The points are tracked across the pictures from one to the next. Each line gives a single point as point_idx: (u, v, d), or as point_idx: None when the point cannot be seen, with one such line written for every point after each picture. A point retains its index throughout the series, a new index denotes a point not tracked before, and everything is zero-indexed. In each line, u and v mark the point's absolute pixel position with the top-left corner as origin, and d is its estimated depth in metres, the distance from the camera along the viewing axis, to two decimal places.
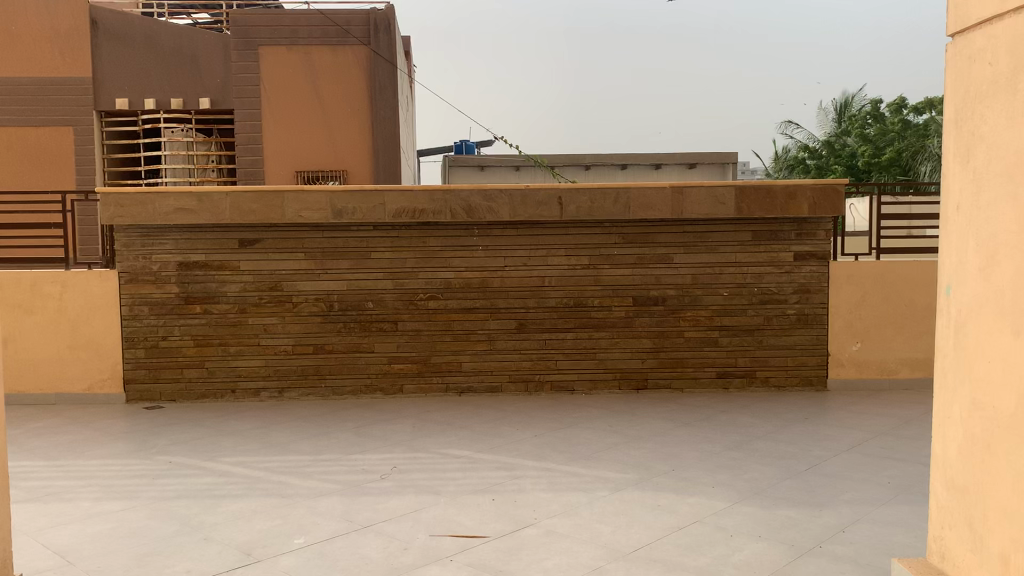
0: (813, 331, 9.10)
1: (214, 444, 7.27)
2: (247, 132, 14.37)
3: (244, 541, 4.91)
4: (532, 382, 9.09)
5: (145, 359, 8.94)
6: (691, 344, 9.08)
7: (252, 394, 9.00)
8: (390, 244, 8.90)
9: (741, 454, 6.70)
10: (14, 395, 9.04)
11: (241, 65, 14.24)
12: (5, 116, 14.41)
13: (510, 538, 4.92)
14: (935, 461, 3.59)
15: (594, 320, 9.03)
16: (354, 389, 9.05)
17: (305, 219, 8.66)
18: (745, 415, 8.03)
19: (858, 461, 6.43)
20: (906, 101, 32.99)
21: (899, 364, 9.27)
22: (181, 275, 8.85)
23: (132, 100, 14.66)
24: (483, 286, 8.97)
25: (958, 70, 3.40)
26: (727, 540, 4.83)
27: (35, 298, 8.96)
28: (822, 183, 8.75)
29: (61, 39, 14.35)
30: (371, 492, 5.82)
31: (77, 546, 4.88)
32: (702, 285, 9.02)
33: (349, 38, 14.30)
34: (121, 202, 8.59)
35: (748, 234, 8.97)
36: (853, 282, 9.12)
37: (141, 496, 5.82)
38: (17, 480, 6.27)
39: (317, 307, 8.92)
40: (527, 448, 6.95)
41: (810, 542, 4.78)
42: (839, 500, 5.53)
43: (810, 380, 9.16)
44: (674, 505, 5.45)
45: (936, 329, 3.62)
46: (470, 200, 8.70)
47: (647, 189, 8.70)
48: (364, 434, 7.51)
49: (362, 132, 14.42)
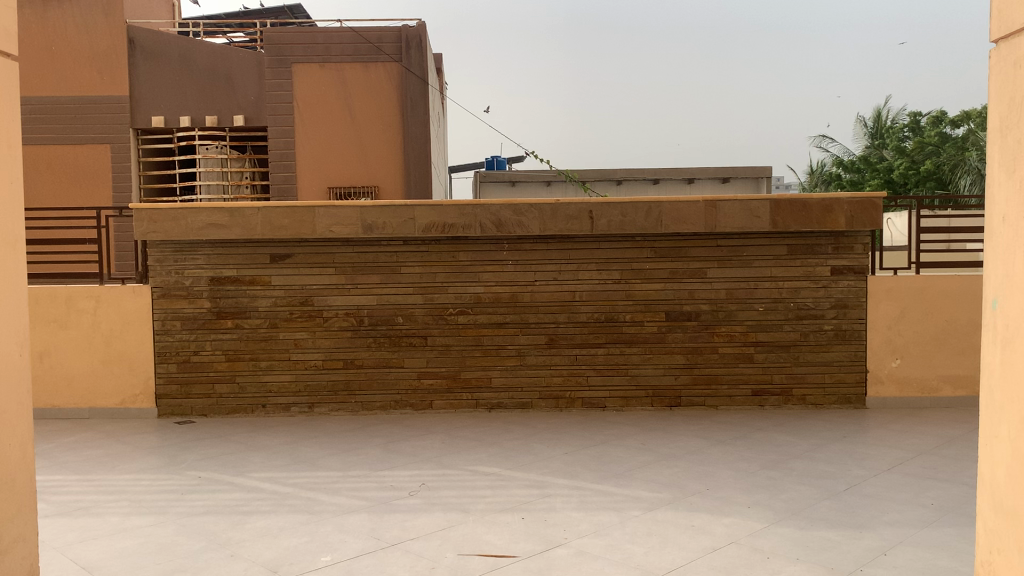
0: (851, 347, 8.89)
1: (244, 459, 7.25)
2: (279, 148, 14.44)
3: (271, 558, 4.86)
4: (562, 399, 8.98)
5: (177, 373, 8.98)
6: (725, 360, 8.92)
7: (283, 409, 8.99)
8: (420, 258, 8.88)
9: (777, 473, 6.53)
10: (49, 409, 9.12)
11: (275, 82, 14.33)
12: (44, 134, 14.65)
13: (540, 558, 4.82)
14: (982, 481, 3.43)
15: (626, 336, 8.91)
16: (384, 405, 9.01)
17: (335, 234, 8.65)
18: (780, 433, 7.84)
19: (900, 481, 6.24)
20: (944, 113, 32.48)
21: (941, 381, 9.02)
22: (213, 290, 8.89)
23: (167, 117, 14.86)
24: (514, 301, 8.89)
25: (1005, 75, 3.27)
26: (764, 562, 4.69)
27: (70, 313, 9.05)
28: (860, 196, 8.55)
29: (99, 59, 14.60)
30: (399, 510, 5.75)
31: (105, 561, 4.86)
32: (736, 300, 8.86)
33: (381, 55, 14.41)
34: (155, 217, 8.66)
35: (783, 248, 8.81)
36: (892, 297, 8.91)
37: (170, 512, 5.80)
38: (48, 495, 6.28)
39: (347, 322, 8.91)
40: (557, 466, 6.83)
41: (850, 566, 4.62)
42: (880, 521, 5.36)
43: (848, 398, 8.94)
44: (708, 526, 5.31)
45: (982, 344, 3.47)
46: (500, 214, 8.65)
47: (680, 202, 8.58)
48: (393, 450, 7.45)
49: (393, 147, 14.47)
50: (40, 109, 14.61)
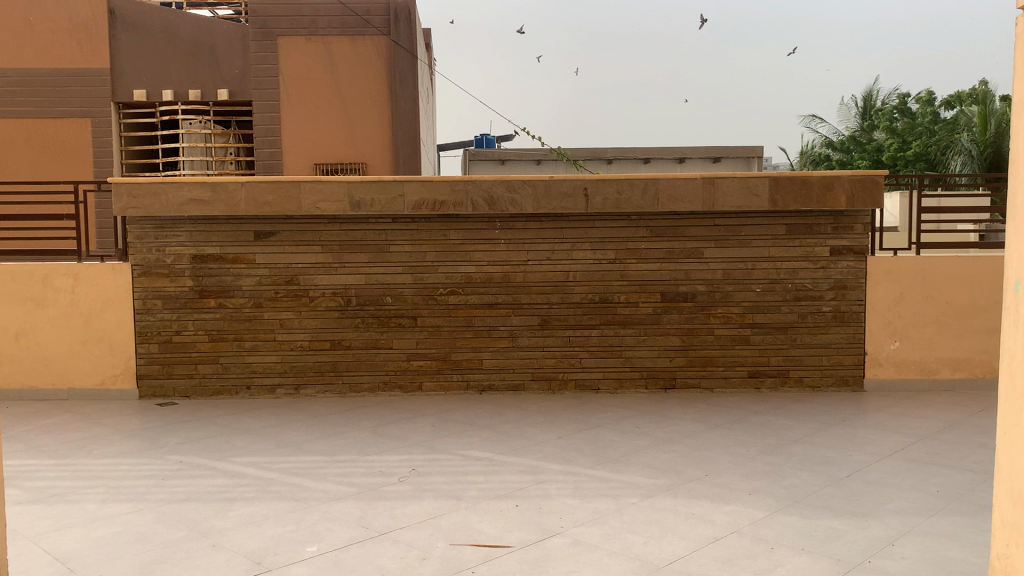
0: (850, 329, 8.73)
1: (227, 443, 7.02)
2: (264, 123, 14.12)
3: (254, 548, 4.64)
4: (555, 381, 8.79)
5: (159, 354, 8.73)
6: (721, 341, 8.74)
7: (268, 390, 8.76)
8: (410, 237, 8.64)
9: (777, 458, 6.36)
10: (26, 390, 8.84)
11: (260, 56, 13.97)
12: (21, 107, 14.22)
13: (536, 548, 4.62)
14: (1001, 471, 3.11)
15: (620, 317, 8.71)
16: (372, 386, 8.79)
17: (322, 211, 8.39)
18: (779, 417, 7.68)
19: (903, 468, 6.08)
20: (935, 95, 32.31)
21: (940, 364, 8.88)
22: (195, 268, 8.62)
23: (150, 92, 14.52)
24: (506, 281, 8.67)
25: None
26: (768, 552, 4.51)
27: (47, 291, 8.74)
28: (861, 175, 8.35)
29: (78, 30, 14.16)
30: (388, 497, 5.55)
31: (80, 552, 4.63)
32: (734, 280, 8.68)
33: (369, 28, 14.04)
34: (134, 192, 8.36)
35: (781, 227, 8.62)
36: (892, 278, 8.74)
37: (149, 498, 5.58)
38: (22, 481, 6.03)
39: (334, 302, 8.67)
40: (551, 450, 6.64)
41: (858, 557, 4.45)
42: (886, 509, 5.20)
43: (846, 380, 8.79)
44: (709, 514, 5.13)
45: (1004, 327, 3.13)
46: (493, 191, 8.40)
47: (677, 180, 8.36)
48: (383, 434, 7.24)
49: (381, 122, 14.14)
50: (17, 81, 14.18)
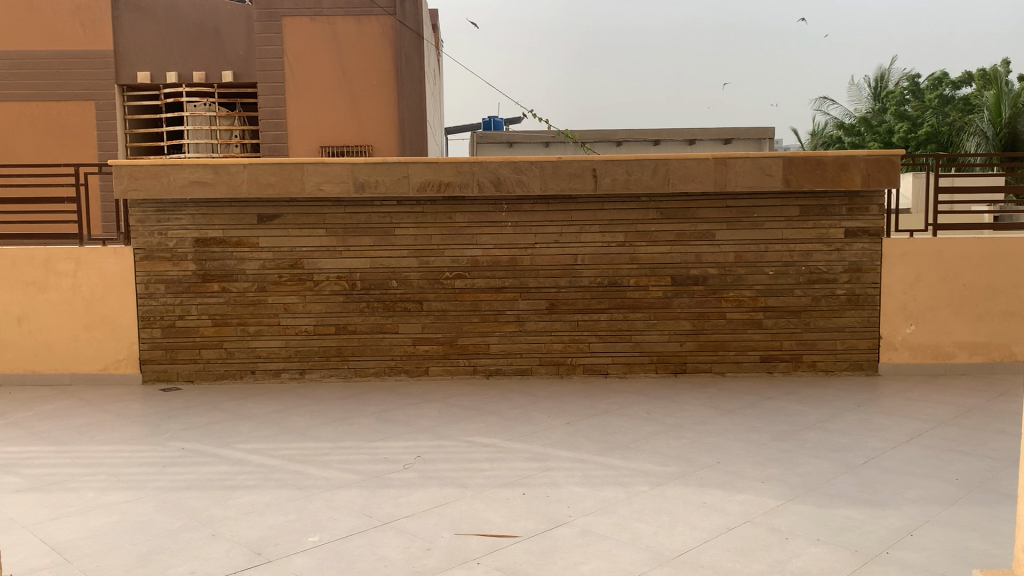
0: (864, 312, 8.56)
1: (230, 429, 6.92)
2: (268, 105, 13.94)
3: (254, 538, 4.53)
4: (563, 365, 8.66)
5: (162, 339, 8.63)
6: (733, 325, 8.59)
7: (273, 375, 8.66)
8: (415, 220, 8.49)
9: (791, 445, 6.22)
10: (29, 375, 8.76)
11: (264, 37, 13.82)
12: (24, 91, 14.11)
13: (543, 538, 4.49)
14: None
15: (630, 301, 8.56)
16: (377, 371, 8.67)
17: (326, 192, 8.24)
18: (790, 402, 7.53)
19: (920, 455, 5.92)
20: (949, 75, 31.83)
21: (956, 348, 8.70)
22: (198, 252, 8.51)
23: (155, 74, 14.34)
24: (513, 265, 8.52)
25: None
26: (783, 543, 4.37)
27: (49, 276, 8.64)
28: (877, 154, 8.15)
29: (81, 11, 14.03)
30: (393, 484, 5.44)
31: (77, 541, 4.53)
32: (746, 263, 8.50)
33: (374, 8, 13.86)
34: (135, 174, 8.24)
35: (795, 208, 8.44)
36: (908, 260, 8.55)
37: (149, 486, 5.48)
38: (21, 468, 5.95)
39: (339, 286, 8.54)
40: (559, 437, 6.51)
41: (876, 547, 4.31)
42: (903, 498, 5.05)
43: (860, 364, 8.63)
44: (721, 503, 4.99)
45: None
46: (499, 172, 8.24)
47: (688, 160, 8.19)
48: (387, 420, 7.14)
49: (387, 104, 13.93)
50: (21, 64, 14.07)
